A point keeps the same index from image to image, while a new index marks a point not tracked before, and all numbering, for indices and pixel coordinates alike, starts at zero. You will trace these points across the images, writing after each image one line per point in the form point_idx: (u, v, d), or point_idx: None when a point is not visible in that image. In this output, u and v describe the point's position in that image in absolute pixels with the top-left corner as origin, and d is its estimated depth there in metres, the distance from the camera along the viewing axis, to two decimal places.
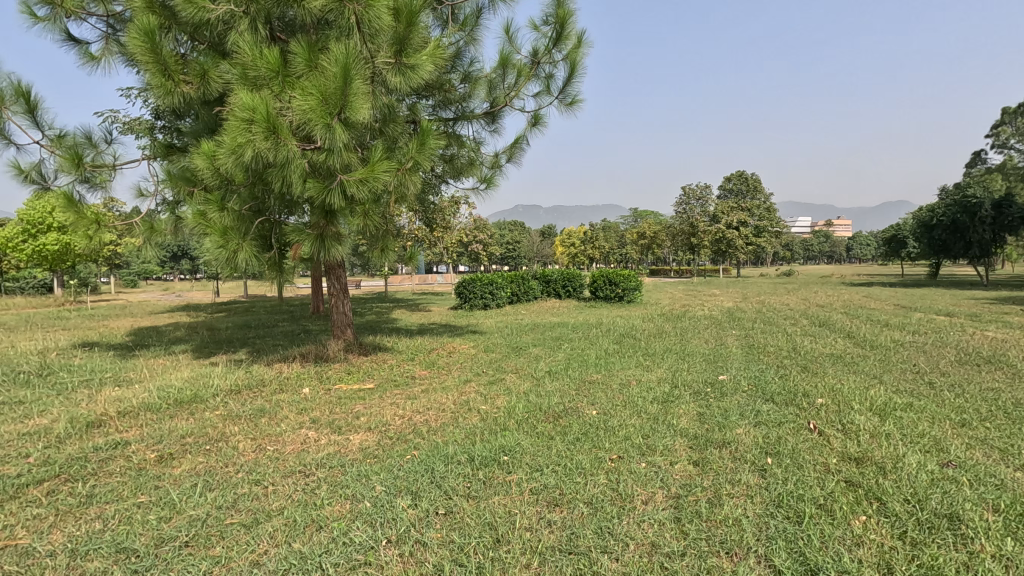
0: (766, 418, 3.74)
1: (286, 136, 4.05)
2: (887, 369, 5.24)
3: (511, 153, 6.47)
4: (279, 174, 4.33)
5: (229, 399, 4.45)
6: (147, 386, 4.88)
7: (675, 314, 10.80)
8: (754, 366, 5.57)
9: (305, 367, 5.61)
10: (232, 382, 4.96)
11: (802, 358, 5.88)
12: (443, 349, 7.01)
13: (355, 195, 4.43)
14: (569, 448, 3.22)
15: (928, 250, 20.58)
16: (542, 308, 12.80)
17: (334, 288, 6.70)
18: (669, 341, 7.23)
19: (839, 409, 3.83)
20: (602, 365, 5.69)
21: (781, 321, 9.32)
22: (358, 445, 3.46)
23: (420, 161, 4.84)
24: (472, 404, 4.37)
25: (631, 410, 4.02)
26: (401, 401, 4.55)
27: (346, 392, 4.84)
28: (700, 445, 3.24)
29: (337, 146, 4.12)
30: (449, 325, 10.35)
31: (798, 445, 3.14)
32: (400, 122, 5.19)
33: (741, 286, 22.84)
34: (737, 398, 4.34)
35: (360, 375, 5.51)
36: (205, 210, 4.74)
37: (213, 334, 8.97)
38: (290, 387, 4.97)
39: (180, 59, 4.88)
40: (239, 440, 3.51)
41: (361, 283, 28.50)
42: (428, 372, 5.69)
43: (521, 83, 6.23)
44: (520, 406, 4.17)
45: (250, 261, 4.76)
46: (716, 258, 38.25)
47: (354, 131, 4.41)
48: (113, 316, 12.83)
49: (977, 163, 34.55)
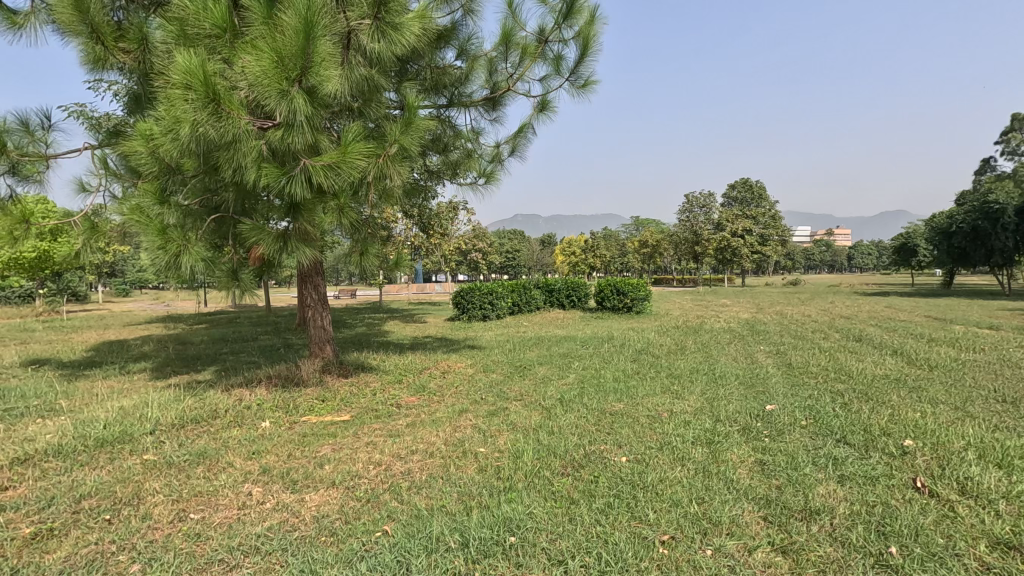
0: (851, 470, 2.86)
1: (234, 108, 3.21)
2: (968, 397, 4.35)
3: (515, 145, 5.63)
4: (229, 157, 3.48)
5: (165, 439, 3.57)
6: (71, 419, 3.99)
7: (691, 327, 9.90)
8: (804, 392, 4.68)
9: (270, 393, 4.73)
10: (176, 413, 4.07)
11: (856, 382, 4.99)
12: (435, 369, 6.12)
13: (324, 184, 3.58)
14: (600, 522, 2.33)
15: (946, 259, 19.71)
16: (546, 319, 11.92)
17: (311, 299, 5.84)
18: (695, 360, 6.32)
19: (942, 458, 2.96)
20: (623, 391, 4.80)
21: (811, 336, 8.42)
22: (314, 512, 2.57)
23: (405, 145, 4.01)
24: (469, 445, 3.49)
25: (672, 457, 3.14)
26: (379, 441, 3.67)
27: (315, 427, 3.96)
28: (779, 517, 2.37)
29: (298, 121, 3.29)
30: (444, 339, 9.45)
31: (918, 519, 2.28)
32: (383, 102, 4.36)
33: (751, 297, 21.91)
34: (801, 439, 3.45)
35: (335, 403, 4.63)
36: (143, 204, 3.88)
37: (182, 350, 8.06)
38: (248, 420, 4.08)
39: (117, 24, 4.05)
40: (154, 505, 2.62)
41: (356, 293, 27.59)
42: (417, 399, 4.81)
43: (526, 63, 5.41)
44: (529, 449, 3.29)
45: (198, 267, 3.90)
46: (720, 267, 37.43)
47: (322, 105, 3.57)
48: (82, 328, 11.88)
49: (986, 171, 33.87)
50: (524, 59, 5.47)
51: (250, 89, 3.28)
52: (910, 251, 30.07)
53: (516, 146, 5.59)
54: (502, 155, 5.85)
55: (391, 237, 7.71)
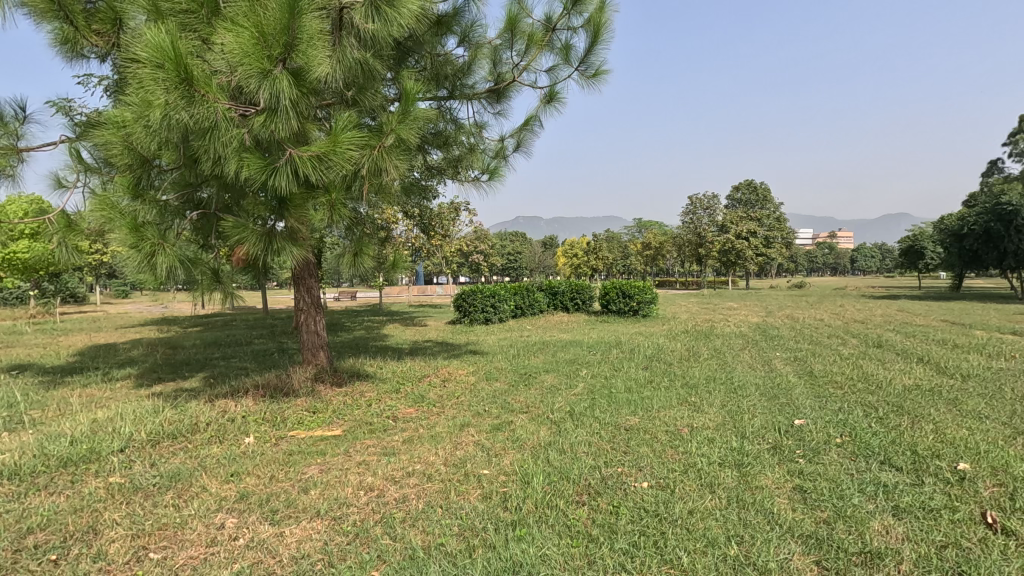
0: (906, 500, 2.52)
1: (210, 91, 2.88)
2: (1014, 411, 4.00)
3: (520, 139, 5.29)
4: (207, 147, 3.15)
5: (135, 458, 3.23)
6: (36, 434, 3.65)
7: (702, 331, 9.54)
8: (833, 405, 4.33)
9: (257, 404, 4.39)
10: (151, 428, 3.73)
11: (888, 394, 4.64)
12: (435, 377, 5.78)
13: (311, 177, 3.24)
14: (626, 568, 1.99)
15: (957, 262, 19.35)
16: (550, 323, 11.57)
17: (304, 303, 5.51)
18: (711, 368, 5.98)
19: (1008, 486, 2.61)
20: (638, 403, 4.44)
21: (828, 341, 8.06)
22: (294, 550, 2.23)
23: (402, 135, 3.68)
24: (471, 466, 3.15)
25: (701, 483, 2.79)
26: (373, 460, 3.33)
27: (302, 443, 3.62)
28: (835, 563, 2.02)
29: (282, 106, 2.95)
30: (445, 344, 9.10)
31: (1002, 568, 1.93)
32: (379, 90, 4.03)
33: (757, 300, 21.53)
34: (842, 460, 3.09)
35: (326, 416, 4.28)
36: (116, 199, 3.54)
37: (172, 354, 7.72)
38: (230, 435, 3.75)
39: (90, 4, 3.72)
40: (110, 541, 2.28)
41: (357, 295, 27.29)
42: (415, 411, 4.47)
43: (533, 52, 5.07)
44: (539, 472, 2.95)
45: (175, 268, 3.56)
46: (724, 269, 37.05)
47: (310, 90, 3.23)
48: (74, 331, 11.58)
49: (993, 173, 33.49)
50: (530, 49, 5.13)
51: (231, 71, 2.95)
52: (918, 254, 29.69)
53: (521, 141, 5.25)
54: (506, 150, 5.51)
55: (390, 238, 7.37)
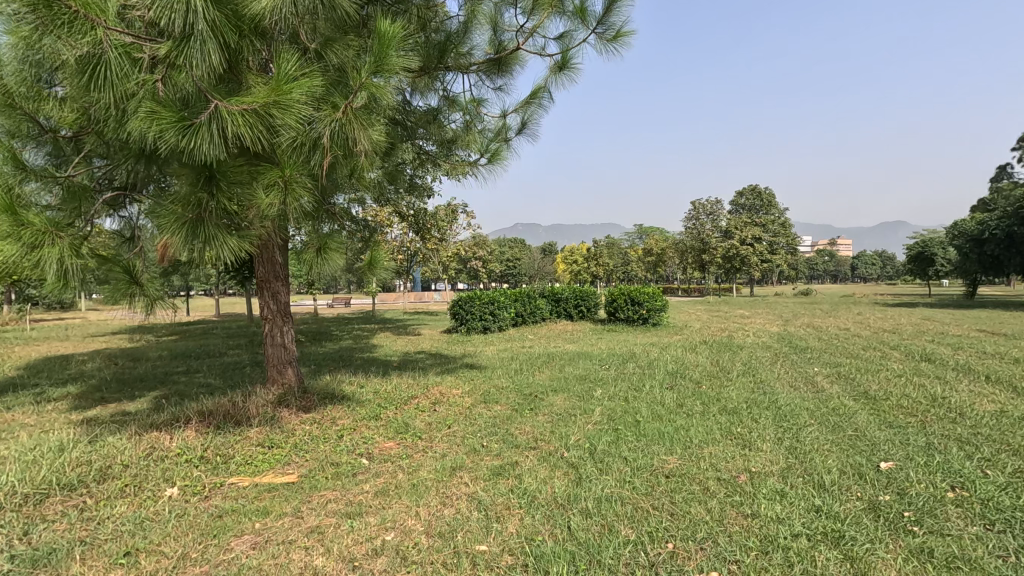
0: None
1: (96, 12, 2.04)
2: None
3: (526, 116, 4.44)
4: (100, 97, 2.30)
5: (3, 525, 2.36)
6: None
7: (722, 342, 8.70)
8: (918, 439, 3.47)
9: (198, 437, 3.51)
10: (45, 474, 2.85)
11: (977, 423, 3.78)
12: (425, 399, 4.91)
13: (244, 139, 2.39)
14: None
15: (975, 268, 18.58)
16: (553, 332, 10.73)
17: (269, 310, 4.66)
18: (747, 389, 5.11)
19: None
20: (673, 437, 3.57)
21: (866, 354, 7.22)
22: None
23: (374, 94, 2.84)
24: (464, 538, 2.29)
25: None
26: (333, 524, 2.46)
27: (243, 498, 2.75)
28: None
29: (198, 34, 2.11)
30: (439, 355, 8.24)
31: None
32: (350, 42, 3.19)
33: (767, 307, 20.68)
34: (979, 534, 2.22)
35: (283, 453, 3.41)
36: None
37: (129, 368, 6.83)
38: (149, 485, 2.87)
39: None
40: None
41: (351, 303, 26.41)
42: (395, 447, 3.60)
43: (541, 11, 4.25)
44: (560, 553, 2.08)
45: (72, 264, 2.69)
46: (728, 276, 36.28)
47: (248, 24, 2.39)
48: (37, 339, 10.68)
49: (1002, 179, 32.91)
50: (537, 9, 4.31)
51: None
52: (927, 261, 28.96)
53: (527, 117, 4.39)
54: (508, 130, 4.65)
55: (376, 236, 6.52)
